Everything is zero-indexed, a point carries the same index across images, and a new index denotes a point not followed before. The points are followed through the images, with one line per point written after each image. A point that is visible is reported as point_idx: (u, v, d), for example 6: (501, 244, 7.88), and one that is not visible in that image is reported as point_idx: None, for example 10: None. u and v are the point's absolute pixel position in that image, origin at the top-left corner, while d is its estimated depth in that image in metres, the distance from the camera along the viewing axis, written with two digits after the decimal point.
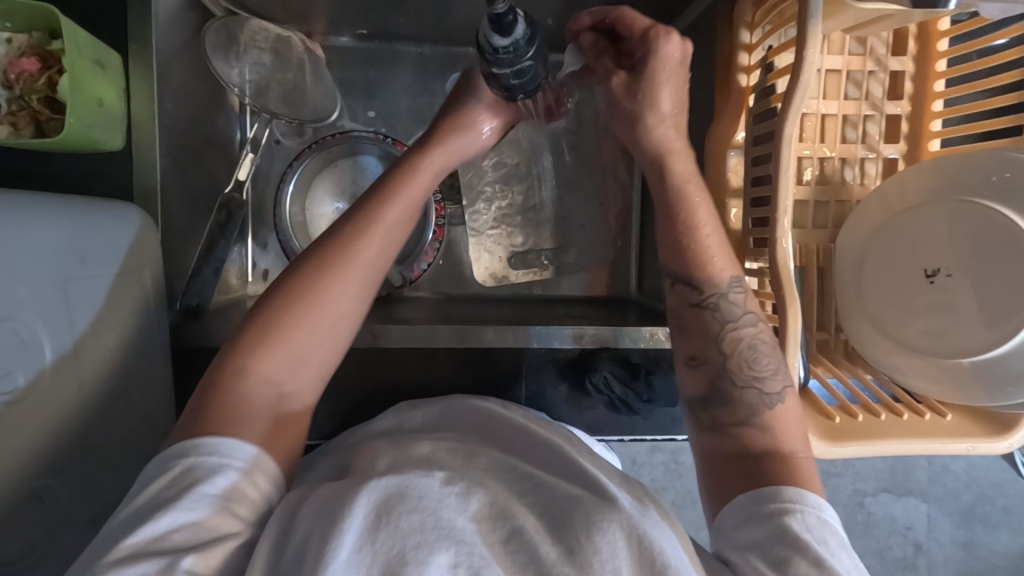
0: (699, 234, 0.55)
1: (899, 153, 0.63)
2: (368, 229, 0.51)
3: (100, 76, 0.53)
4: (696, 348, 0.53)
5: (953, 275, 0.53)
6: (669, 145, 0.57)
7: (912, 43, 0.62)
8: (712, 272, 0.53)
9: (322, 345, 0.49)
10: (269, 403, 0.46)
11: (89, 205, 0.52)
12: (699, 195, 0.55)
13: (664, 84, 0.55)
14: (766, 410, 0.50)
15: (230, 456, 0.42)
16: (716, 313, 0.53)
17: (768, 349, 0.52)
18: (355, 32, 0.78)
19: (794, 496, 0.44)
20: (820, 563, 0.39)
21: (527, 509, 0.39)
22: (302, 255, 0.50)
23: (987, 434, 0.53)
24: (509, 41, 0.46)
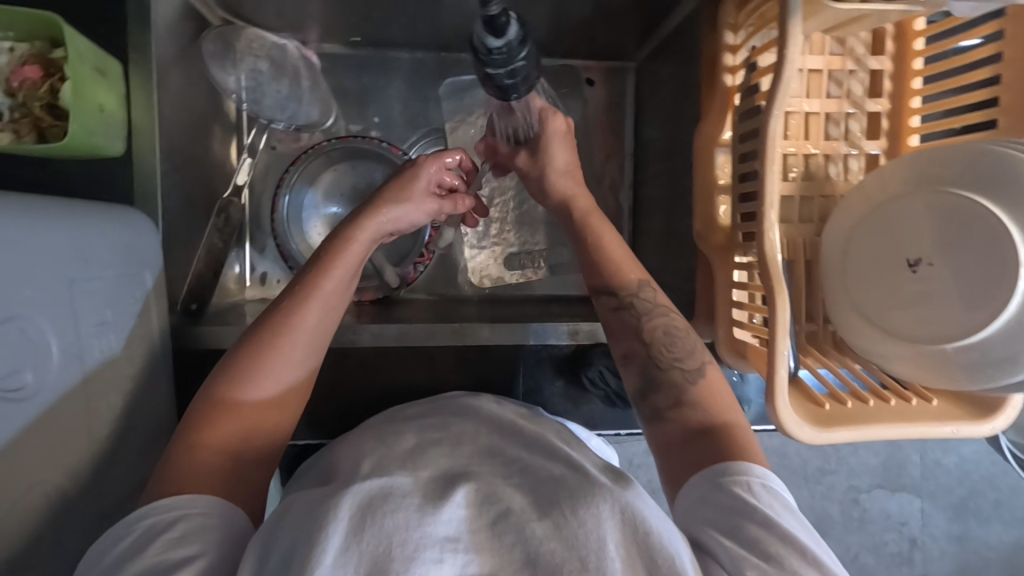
0: (603, 248, 0.60)
1: (881, 148, 0.65)
2: (324, 285, 0.54)
3: (101, 85, 0.55)
4: (624, 347, 0.56)
5: (934, 264, 0.54)
6: (568, 189, 0.65)
7: (889, 44, 0.65)
8: (625, 278, 0.58)
9: (288, 400, 0.52)
10: (223, 453, 0.47)
11: (89, 209, 0.52)
12: (600, 222, 0.62)
13: (557, 148, 0.64)
14: (692, 386, 0.52)
15: (193, 503, 0.44)
16: (632, 311, 0.57)
17: (682, 333, 0.55)
18: (349, 39, 0.80)
19: (742, 468, 0.45)
20: (769, 525, 0.40)
21: (513, 490, 0.41)
22: (281, 303, 0.53)
23: (972, 417, 0.55)
24: (503, 41, 0.47)
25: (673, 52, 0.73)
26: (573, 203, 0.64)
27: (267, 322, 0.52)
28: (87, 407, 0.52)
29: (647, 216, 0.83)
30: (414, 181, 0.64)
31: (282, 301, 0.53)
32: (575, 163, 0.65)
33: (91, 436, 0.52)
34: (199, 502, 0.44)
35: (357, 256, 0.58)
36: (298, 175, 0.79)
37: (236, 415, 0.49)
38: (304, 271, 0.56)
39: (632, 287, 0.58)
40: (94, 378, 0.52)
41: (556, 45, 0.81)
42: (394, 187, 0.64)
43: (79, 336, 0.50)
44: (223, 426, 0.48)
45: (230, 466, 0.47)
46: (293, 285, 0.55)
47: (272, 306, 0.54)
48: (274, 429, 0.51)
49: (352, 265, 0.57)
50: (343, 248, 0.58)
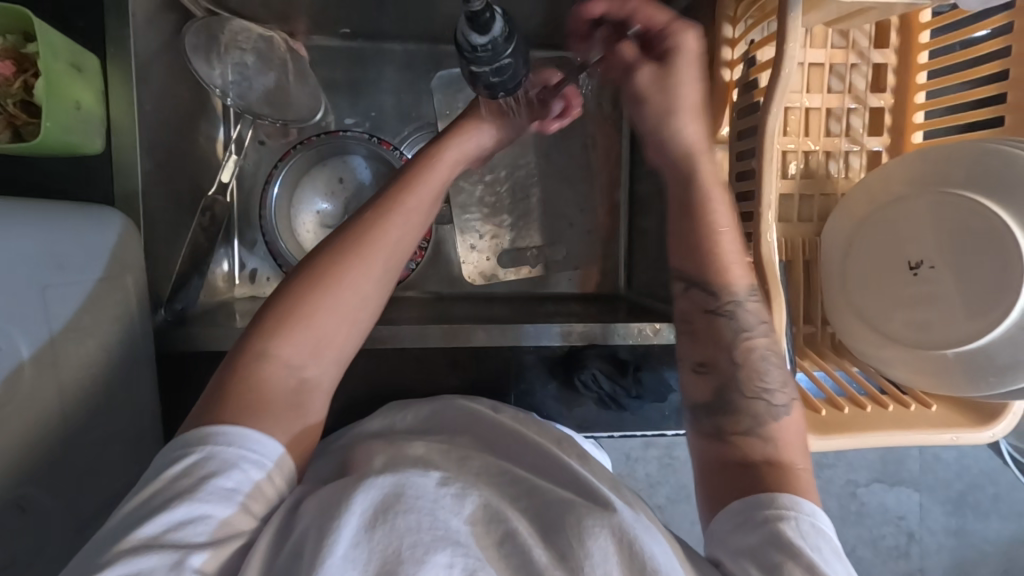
0: (719, 235, 0.53)
1: (882, 145, 0.63)
2: (395, 224, 0.51)
3: (77, 81, 0.53)
4: (703, 354, 0.52)
5: (936, 267, 0.53)
6: (691, 153, 0.55)
7: (893, 36, 0.62)
8: (729, 280, 0.52)
9: (351, 327, 0.49)
10: (288, 378, 0.46)
11: (64, 210, 0.51)
12: (720, 191, 0.54)
13: (688, 79, 0.53)
14: (770, 421, 0.49)
15: (253, 440, 0.42)
16: (731, 321, 0.52)
17: (774, 363, 0.51)
18: (339, 31, 0.78)
19: (788, 502, 0.43)
20: (814, 571, 0.39)
21: (520, 514, 0.40)
22: (343, 243, 0.49)
23: (972, 424, 0.53)
24: (487, 39, 0.45)
25: None
26: (692, 168, 0.54)
27: (333, 244, 0.49)
28: (64, 415, 0.50)
29: (643, 213, 0.81)
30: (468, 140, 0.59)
31: (361, 231, 0.50)
32: (692, 120, 0.55)
33: (68, 444, 0.51)
34: (262, 440, 0.42)
35: (439, 182, 0.55)
36: (287, 170, 0.78)
37: (301, 341, 0.46)
38: (368, 206, 0.52)
39: (737, 296, 0.52)
40: (71, 384, 0.51)
41: (552, 36, 0.79)
42: (460, 125, 0.59)
43: (54, 340, 0.49)
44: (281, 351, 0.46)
45: (297, 397, 0.46)
46: (351, 221, 0.51)
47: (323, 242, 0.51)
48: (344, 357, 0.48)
49: (437, 182, 0.55)
50: (421, 176, 0.54)
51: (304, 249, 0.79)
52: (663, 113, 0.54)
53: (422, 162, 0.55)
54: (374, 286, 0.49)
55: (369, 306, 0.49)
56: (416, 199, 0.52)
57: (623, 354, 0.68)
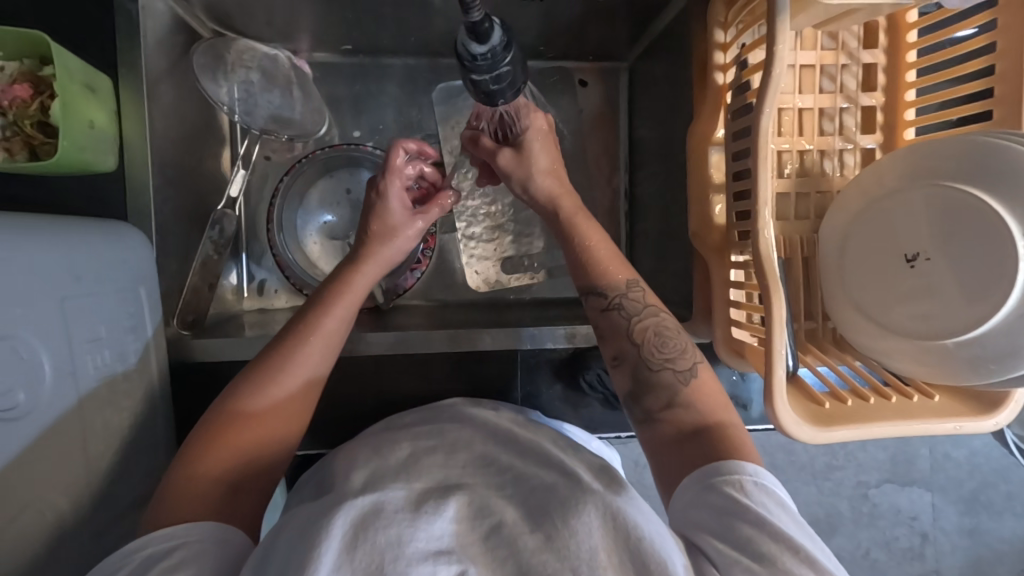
0: (590, 247, 0.61)
1: (875, 143, 0.65)
2: (327, 319, 0.56)
3: (89, 101, 0.55)
4: (615, 349, 0.57)
5: (932, 258, 0.54)
6: (554, 194, 0.64)
7: (882, 36, 0.64)
8: (608, 278, 0.59)
9: (288, 418, 0.53)
10: (224, 478, 0.48)
11: (79, 226, 0.52)
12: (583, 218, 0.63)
13: (539, 150, 0.64)
14: (684, 387, 0.53)
15: (190, 531, 0.44)
16: (619, 313, 0.57)
17: (671, 335, 0.56)
18: (340, 47, 0.80)
19: (734, 468, 0.45)
20: (762, 523, 0.41)
21: (506, 502, 0.41)
22: (288, 339, 0.54)
23: (975, 412, 0.54)
24: (486, 48, 0.47)
25: (665, 50, 0.73)
26: (558, 205, 0.64)
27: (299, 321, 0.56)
28: (83, 425, 0.52)
29: (642, 216, 0.83)
30: (394, 202, 0.63)
31: (307, 322, 0.55)
32: (542, 163, 0.64)
33: (87, 454, 0.52)
34: (195, 531, 0.43)
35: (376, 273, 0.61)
36: (292, 183, 0.79)
37: (234, 443, 0.49)
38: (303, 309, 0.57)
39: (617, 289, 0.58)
40: (90, 393, 0.52)
41: (548, 47, 0.81)
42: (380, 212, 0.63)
43: (73, 352, 0.50)
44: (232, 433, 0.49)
45: (228, 490, 0.47)
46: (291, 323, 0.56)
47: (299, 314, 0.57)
48: (286, 437, 0.52)
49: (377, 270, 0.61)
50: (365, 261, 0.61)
51: (312, 260, 0.81)
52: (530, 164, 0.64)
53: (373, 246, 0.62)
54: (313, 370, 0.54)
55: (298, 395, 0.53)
56: (395, 247, 0.62)
57: None
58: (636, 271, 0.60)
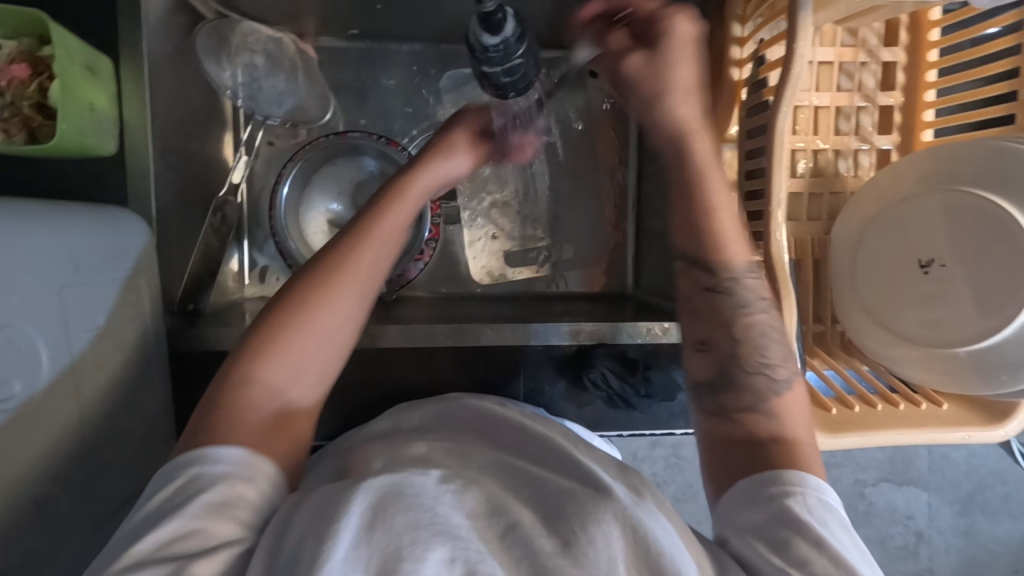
0: (714, 208, 0.52)
1: (891, 144, 0.63)
2: (364, 253, 0.51)
3: (91, 84, 0.53)
4: (708, 334, 0.51)
5: (947, 265, 0.53)
6: (683, 126, 0.53)
7: (903, 34, 0.62)
8: (728, 257, 0.51)
9: (338, 335, 0.50)
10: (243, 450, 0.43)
11: (79, 212, 0.52)
12: (713, 168, 0.53)
13: (682, 64, 0.52)
14: (774, 397, 0.48)
15: (207, 532, 0.38)
16: (727, 297, 0.51)
17: (778, 338, 0.51)
18: (347, 32, 0.78)
19: (796, 479, 0.43)
20: (823, 545, 0.39)
21: (519, 502, 0.40)
22: (317, 276, 0.50)
23: (984, 422, 0.53)
24: (499, 39, 0.45)
25: None
26: (687, 144, 0.53)
27: (328, 257, 0.51)
28: (80, 415, 0.51)
29: (650, 211, 0.82)
30: (449, 140, 0.63)
31: (333, 260, 0.51)
32: (683, 101, 0.53)
33: (84, 443, 0.52)
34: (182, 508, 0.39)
35: (414, 206, 0.57)
36: (296, 169, 0.78)
37: (232, 421, 0.44)
38: (333, 244, 0.52)
39: (738, 271, 0.51)
40: (87, 384, 0.52)
41: (559, 36, 0.79)
42: (434, 145, 0.62)
43: (70, 341, 0.50)
44: (252, 388, 0.46)
45: (275, 419, 0.46)
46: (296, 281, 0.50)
47: (320, 256, 0.52)
48: (319, 381, 0.49)
49: (414, 204, 0.57)
50: (400, 196, 0.56)
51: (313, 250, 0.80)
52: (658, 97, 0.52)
53: (398, 182, 0.58)
54: (348, 318, 0.50)
55: (345, 329, 0.50)
56: (423, 181, 0.59)
57: (631, 352, 0.68)
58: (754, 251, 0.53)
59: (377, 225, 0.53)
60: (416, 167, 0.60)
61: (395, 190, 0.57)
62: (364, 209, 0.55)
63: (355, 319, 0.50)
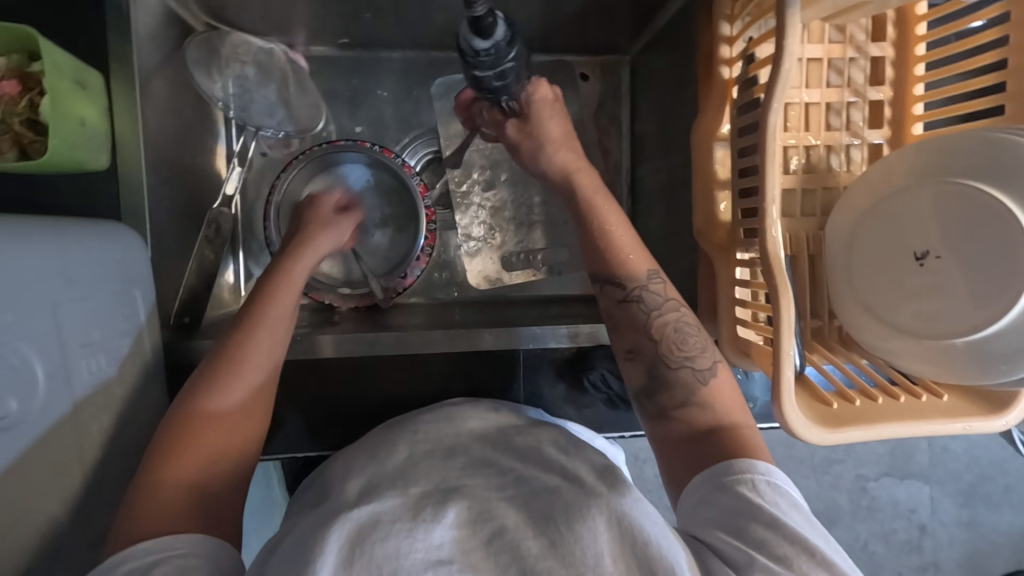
0: (612, 233, 0.58)
1: (883, 138, 0.64)
2: (261, 333, 0.54)
3: (81, 98, 0.53)
4: (631, 342, 0.55)
5: (942, 257, 0.53)
6: (567, 168, 0.61)
7: (890, 29, 0.63)
8: (631, 269, 0.57)
9: (248, 422, 0.51)
10: (188, 483, 0.46)
11: (74, 226, 0.51)
12: (604, 199, 0.60)
13: (549, 119, 0.62)
14: (701, 386, 0.52)
15: (173, 545, 0.42)
16: (642, 305, 0.56)
17: (693, 330, 0.55)
18: (337, 41, 0.78)
19: (744, 467, 0.46)
20: (775, 525, 0.41)
21: (506, 505, 0.40)
22: (231, 338, 0.54)
23: (985, 412, 0.53)
24: (490, 43, 0.45)
25: (668, 44, 0.71)
26: (574, 181, 0.61)
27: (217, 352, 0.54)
28: (77, 431, 0.51)
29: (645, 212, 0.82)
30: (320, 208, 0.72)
31: (237, 334, 0.54)
32: (558, 149, 0.62)
33: (82, 461, 0.51)
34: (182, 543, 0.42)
35: (295, 292, 0.60)
36: (290, 180, 0.78)
37: (142, 507, 0.45)
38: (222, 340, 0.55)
39: (642, 280, 0.57)
40: (84, 400, 0.51)
41: (549, 40, 0.79)
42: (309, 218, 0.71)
43: (67, 357, 0.49)
44: (190, 455, 0.48)
45: (204, 495, 0.47)
46: (247, 309, 0.56)
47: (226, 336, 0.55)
48: (244, 454, 0.51)
49: (293, 293, 0.60)
50: (291, 278, 0.61)
51: None
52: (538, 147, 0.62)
53: (283, 270, 0.61)
54: (262, 387, 0.53)
55: (252, 403, 0.52)
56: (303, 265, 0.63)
57: None
58: (655, 262, 0.58)
59: (267, 313, 0.56)
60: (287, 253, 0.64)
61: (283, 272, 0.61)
62: (255, 290, 0.59)
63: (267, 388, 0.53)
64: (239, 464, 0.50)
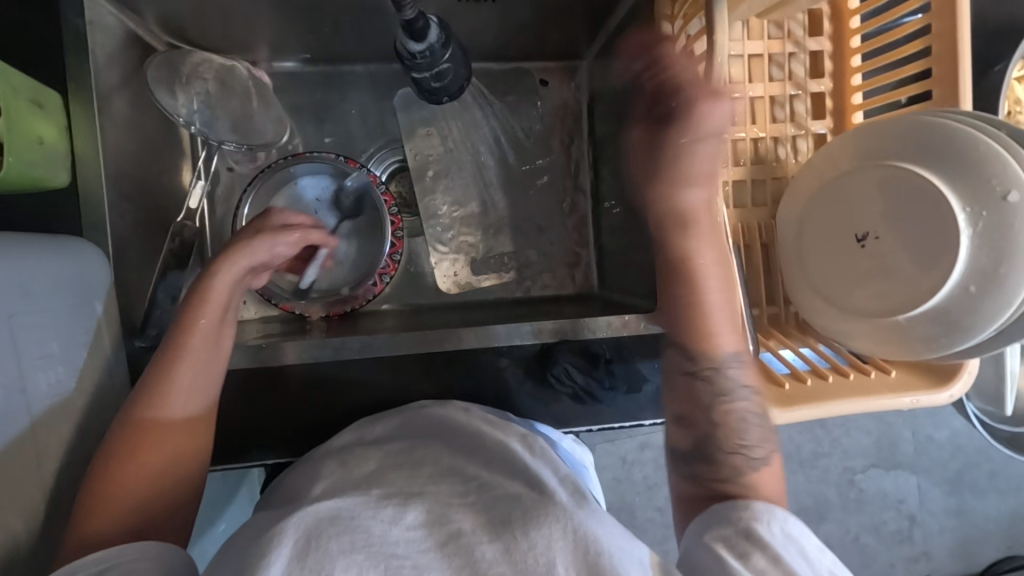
0: (703, 305, 0.56)
1: (827, 129, 0.66)
2: (191, 352, 0.53)
3: (38, 117, 0.54)
4: (682, 410, 0.56)
5: (881, 237, 0.55)
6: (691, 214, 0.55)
7: (827, 24, 0.65)
8: (715, 348, 0.55)
9: (185, 445, 0.52)
10: (132, 502, 0.49)
11: (32, 241, 0.52)
12: (707, 261, 0.56)
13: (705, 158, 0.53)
14: (752, 473, 0.52)
15: (123, 550, 0.44)
16: (708, 385, 0.55)
17: (758, 422, 0.54)
18: (300, 56, 0.80)
19: (763, 509, 0.47)
20: (778, 561, 0.43)
21: (465, 510, 0.41)
22: (160, 358, 0.52)
23: (930, 386, 0.55)
24: (424, 46, 0.47)
25: (619, 46, 0.74)
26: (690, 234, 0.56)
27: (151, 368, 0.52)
28: (39, 442, 0.51)
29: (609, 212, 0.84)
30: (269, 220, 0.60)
31: (166, 353, 0.53)
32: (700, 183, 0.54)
33: (46, 472, 0.52)
34: (129, 551, 0.44)
35: (225, 303, 0.56)
36: (255, 193, 0.79)
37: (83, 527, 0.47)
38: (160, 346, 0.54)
39: (718, 362, 0.55)
40: (46, 411, 0.52)
41: (506, 48, 0.82)
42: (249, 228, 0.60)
43: (24, 368, 0.50)
44: (124, 477, 0.49)
45: (142, 516, 0.49)
46: (179, 317, 0.54)
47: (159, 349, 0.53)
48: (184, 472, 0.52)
49: (220, 306, 0.55)
50: (209, 298, 0.55)
51: None
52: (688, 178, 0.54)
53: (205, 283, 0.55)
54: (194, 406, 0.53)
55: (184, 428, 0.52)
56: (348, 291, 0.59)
57: (596, 347, 0.69)
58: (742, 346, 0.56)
59: (195, 332, 0.53)
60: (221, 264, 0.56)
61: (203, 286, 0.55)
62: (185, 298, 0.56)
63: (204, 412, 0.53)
64: (181, 479, 0.52)
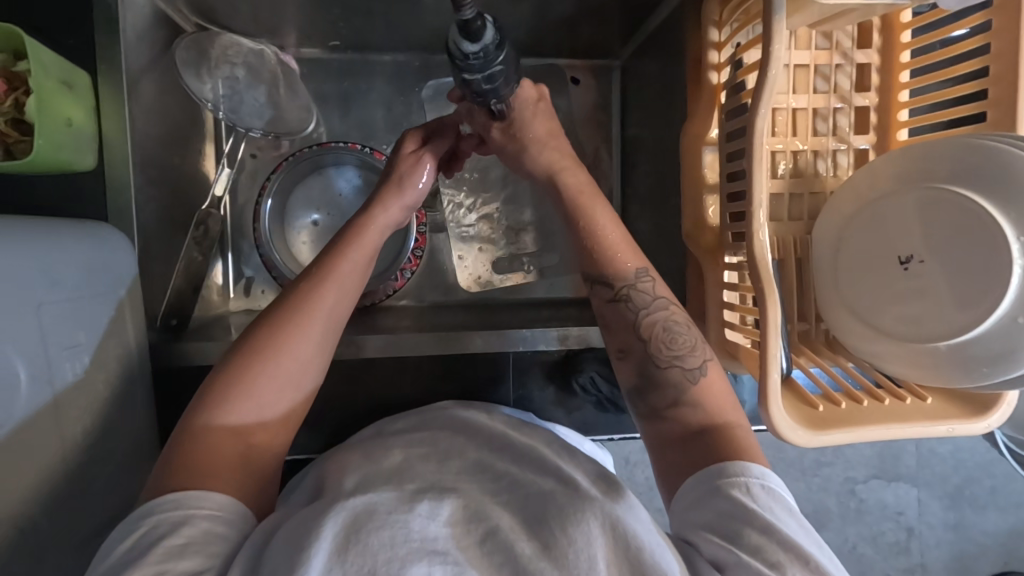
0: (600, 231, 0.58)
1: (869, 143, 0.64)
2: (329, 287, 0.52)
3: (68, 98, 0.53)
4: (622, 341, 0.56)
5: (925, 261, 0.53)
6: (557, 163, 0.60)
7: (875, 36, 0.64)
8: (619, 267, 0.57)
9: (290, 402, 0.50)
10: (235, 447, 0.46)
11: (58, 225, 0.51)
12: (589, 198, 0.60)
13: (533, 119, 0.59)
14: (692, 385, 0.52)
15: (202, 501, 0.42)
16: (629, 304, 0.56)
17: (683, 328, 0.55)
18: (328, 43, 0.78)
19: (740, 469, 0.45)
20: (770, 531, 0.41)
21: (501, 508, 0.40)
22: (301, 286, 0.52)
23: (964, 415, 0.54)
24: (479, 46, 0.45)
25: (658, 49, 0.72)
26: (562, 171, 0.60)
27: (275, 309, 0.51)
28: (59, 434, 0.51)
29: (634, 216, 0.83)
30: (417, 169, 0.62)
31: (296, 287, 0.52)
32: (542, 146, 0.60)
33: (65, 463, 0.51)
34: (206, 500, 0.42)
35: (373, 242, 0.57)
36: (280, 181, 0.77)
37: (184, 466, 0.44)
38: (294, 285, 0.53)
39: (629, 278, 0.57)
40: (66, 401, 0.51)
41: (539, 44, 0.80)
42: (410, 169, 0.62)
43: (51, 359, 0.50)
44: (220, 424, 0.46)
45: (241, 461, 0.46)
46: (321, 255, 0.55)
47: (288, 288, 0.53)
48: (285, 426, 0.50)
49: (371, 243, 0.57)
50: (362, 232, 0.57)
51: (299, 261, 0.79)
52: (523, 148, 0.60)
53: (357, 224, 0.57)
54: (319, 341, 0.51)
55: (301, 377, 0.50)
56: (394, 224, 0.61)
57: None
58: (646, 259, 0.58)
59: (338, 268, 0.54)
60: (377, 204, 0.59)
61: (357, 227, 0.57)
62: (328, 246, 0.56)
63: (315, 364, 0.51)
64: (276, 439, 0.49)
